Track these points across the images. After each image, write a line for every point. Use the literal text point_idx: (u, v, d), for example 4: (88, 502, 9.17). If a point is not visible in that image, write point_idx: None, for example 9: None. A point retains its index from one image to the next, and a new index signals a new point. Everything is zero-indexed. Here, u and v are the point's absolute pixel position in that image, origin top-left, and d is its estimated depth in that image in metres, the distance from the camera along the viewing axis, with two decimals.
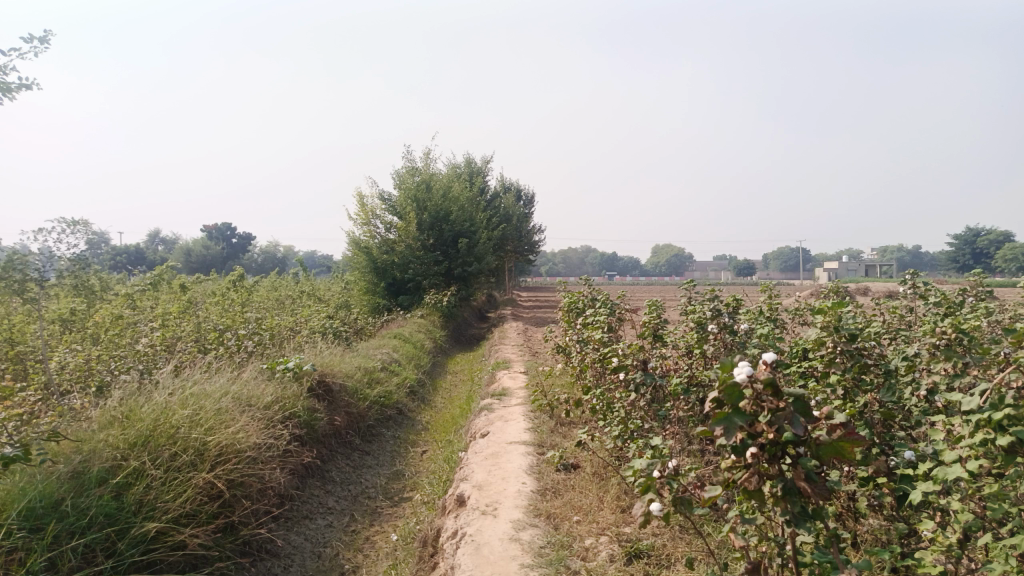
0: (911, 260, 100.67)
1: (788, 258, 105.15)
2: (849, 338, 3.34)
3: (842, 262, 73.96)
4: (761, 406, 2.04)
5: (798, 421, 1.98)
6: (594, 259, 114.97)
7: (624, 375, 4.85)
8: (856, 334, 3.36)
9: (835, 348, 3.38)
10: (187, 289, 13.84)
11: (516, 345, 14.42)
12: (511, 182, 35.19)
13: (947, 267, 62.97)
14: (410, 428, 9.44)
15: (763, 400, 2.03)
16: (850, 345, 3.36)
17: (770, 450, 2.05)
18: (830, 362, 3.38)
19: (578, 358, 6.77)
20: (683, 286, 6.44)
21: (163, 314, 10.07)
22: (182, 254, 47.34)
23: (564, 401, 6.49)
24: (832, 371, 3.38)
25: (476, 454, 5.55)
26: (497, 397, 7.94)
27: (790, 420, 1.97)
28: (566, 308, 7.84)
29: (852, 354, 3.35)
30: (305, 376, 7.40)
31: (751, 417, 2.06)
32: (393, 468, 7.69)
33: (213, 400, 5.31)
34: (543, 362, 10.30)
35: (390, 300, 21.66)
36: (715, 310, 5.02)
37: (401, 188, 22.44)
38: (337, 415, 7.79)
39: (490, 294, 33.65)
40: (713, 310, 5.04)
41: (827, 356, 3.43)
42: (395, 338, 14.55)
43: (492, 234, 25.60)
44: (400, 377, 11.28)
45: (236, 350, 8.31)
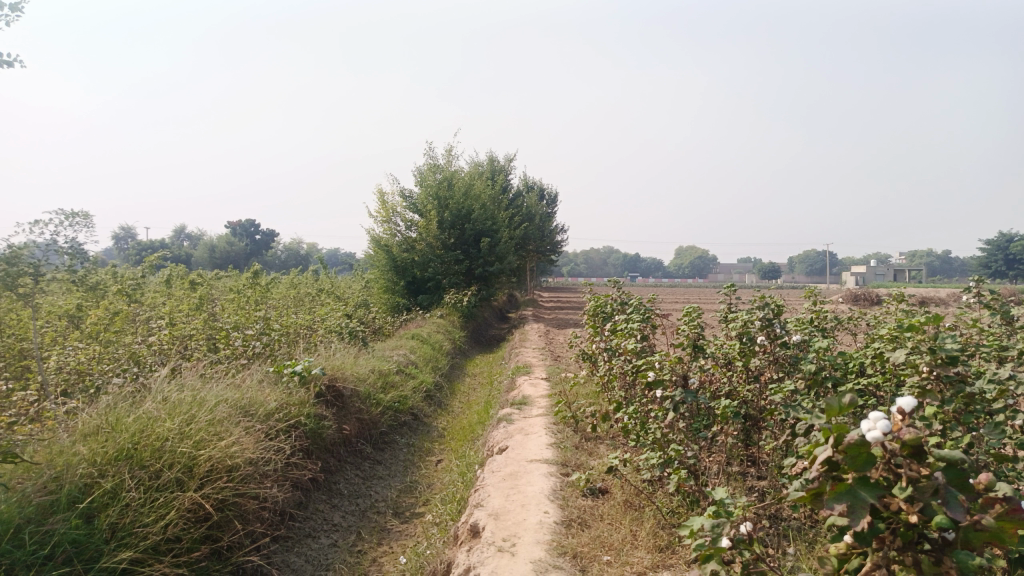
0: (942, 265, 98.47)
1: (815, 262, 103.42)
2: (947, 361, 2.89)
3: (870, 267, 72.37)
4: (893, 473, 2.02)
5: (951, 502, 1.92)
6: (617, 260, 113.97)
7: (661, 391, 4.33)
8: (955, 357, 2.90)
9: (933, 373, 2.91)
10: (201, 285, 13.47)
11: (537, 348, 13.88)
12: (534, 181, 34.65)
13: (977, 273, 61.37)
14: (425, 435, 8.97)
15: (897, 466, 2.01)
16: (949, 371, 2.90)
17: (905, 534, 2.04)
18: (923, 390, 2.93)
19: (606, 367, 6.26)
20: (722, 290, 5.89)
21: (170, 312, 9.67)
22: (205, 250, 47.46)
23: (590, 414, 5.97)
24: (925, 401, 2.92)
25: (493, 473, 5.04)
26: (517, 406, 7.43)
27: (943, 500, 1.93)
28: (592, 312, 7.31)
29: (951, 381, 2.88)
30: (313, 380, 6.95)
31: (883, 490, 2.02)
32: (406, 479, 7.21)
33: (208, 410, 4.87)
34: (566, 369, 9.75)
35: (409, 299, 21.25)
36: (766, 319, 4.48)
37: (422, 185, 22.00)
38: (347, 423, 7.33)
39: (511, 294, 33.10)
40: (764, 318, 4.49)
41: (921, 385, 2.98)
42: (412, 339, 14.09)
43: (514, 234, 25.10)
44: (417, 381, 10.81)
45: (244, 350, 7.90)
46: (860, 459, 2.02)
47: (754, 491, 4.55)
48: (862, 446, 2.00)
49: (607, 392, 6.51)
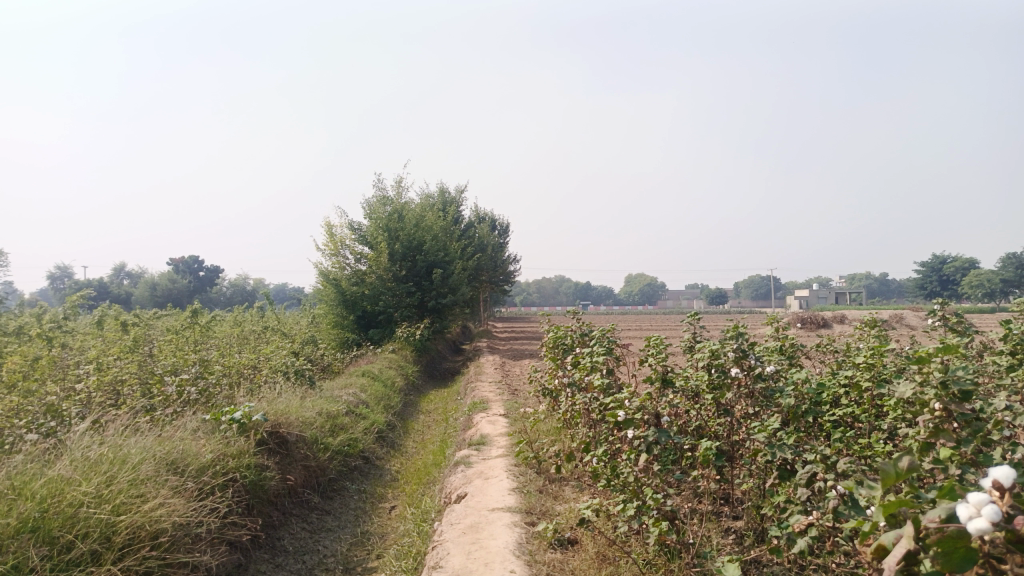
0: (880, 288, 101.83)
1: (761, 287, 105.85)
2: (961, 397, 2.63)
3: (814, 291, 74.29)
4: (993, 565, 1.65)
5: None
6: (568, 289, 114.61)
7: (633, 431, 4.00)
8: (967, 392, 2.66)
9: (943, 409, 2.66)
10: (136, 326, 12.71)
11: (493, 382, 13.49)
12: (486, 212, 34.49)
13: (915, 294, 63.53)
14: (378, 480, 8.47)
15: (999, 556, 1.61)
16: (963, 407, 2.65)
17: None
18: (937, 430, 2.66)
19: (568, 404, 5.94)
20: (686, 318, 5.64)
21: (99, 356, 8.99)
22: (146, 289, 45.76)
23: (553, 454, 5.63)
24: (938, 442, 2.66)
25: (451, 526, 4.64)
26: (475, 446, 7.02)
27: None
28: (550, 345, 7.01)
29: (967, 418, 2.63)
30: (254, 427, 6.45)
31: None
32: (357, 530, 6.72)
33: (132, 469, 4.36)
34: (524, 404, 9.40)
35: (359, 334, 20.66)
36: (740, 349, 4.21)
37: (371, 217, 21.57)
38: (292, 471, 6.82)
39: (464, 325, 32.68)
40: (738, 348, 4.22)
41: (931, 423, 2.72)
42: (363, 376, 13.56)
43: (467, 265, 24.78)
44: (368, 421, 10.31)
45: (179, 396, 7.35)
46: (957, 556, 1.62)
47: (732, 533, 4.27)
48: (962, 539, 1.60)
49: (570, 429, 6.18)
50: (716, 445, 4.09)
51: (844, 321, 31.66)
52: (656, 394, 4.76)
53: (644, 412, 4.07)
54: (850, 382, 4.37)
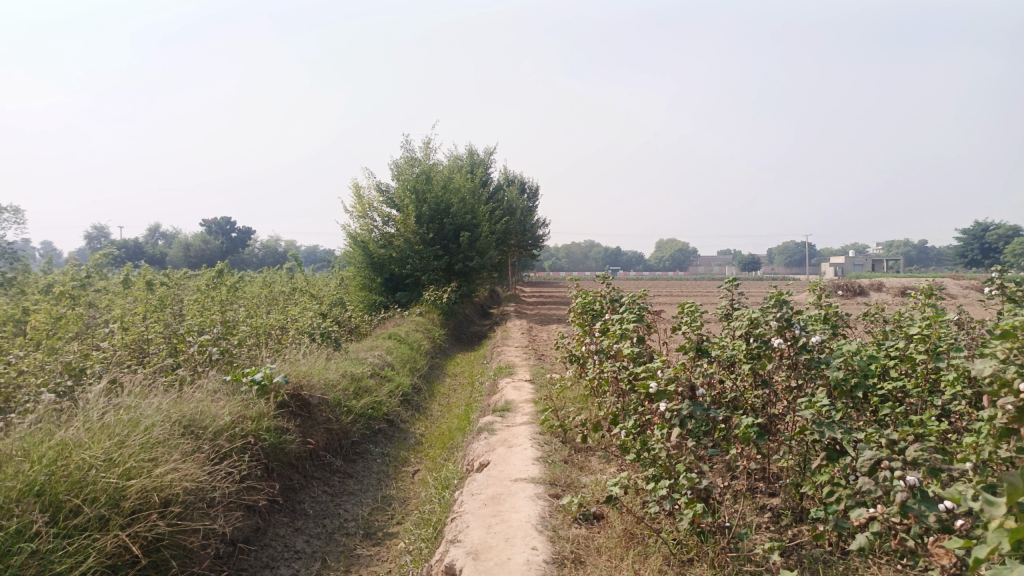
0: (918, 256, 99.32)
1: (794, 254, 103.91)
2: None
3: (849, 258, 72.63)
4: None
5: None
6: (598, 254, 113.79)
7: (666, 403, 3.73)
8: None
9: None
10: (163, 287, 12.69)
11: (520, 347, 13.29)
12: (515, 175, 33.99)
13: (954, 262, 61.77)
14: (401, 443, 8.35)
15: None
16: None
17: None
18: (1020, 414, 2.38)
19: (597, 372, 5.69)
20: (723, 284, 5.34)
21: (124, 316, 8.94)
22: (179, 249, 46.31)
23: (580, 424, 5.40)
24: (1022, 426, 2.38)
25: (472, 496, 4.46)
26: (499, 413, 6.83)
27: None
28: (579, 310, 6.74)
29: None
30: (275, 389, 6.33)
31: None
32: (379, 495, 6.61)
33: (145, 431, 4.23)
34: (551, 370, 9.18)
35: (387, 297, 20.59)
36: (785, 318, 3.92)
37: (399, 179, 21.32)
38: (313, 434, 6.72)
39: (492, 289, 32.50)
40: (781, 316, 3.93)
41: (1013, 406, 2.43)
42: (389, 339, 13.44)
43: (495, 229, 24.48)
44: (393, 384, 10.19)
45: (201, 357, 7.26)
46: None
47: (768, 511, 4.03)
48: None
49: (598, 398, 5.95)
50: (757, 423, 3.82)
51: (880, 289, 30.81)
52: (690, 364, 4.48)
53: (681, 383, 3.79)
54: (901, 355, 4.06)
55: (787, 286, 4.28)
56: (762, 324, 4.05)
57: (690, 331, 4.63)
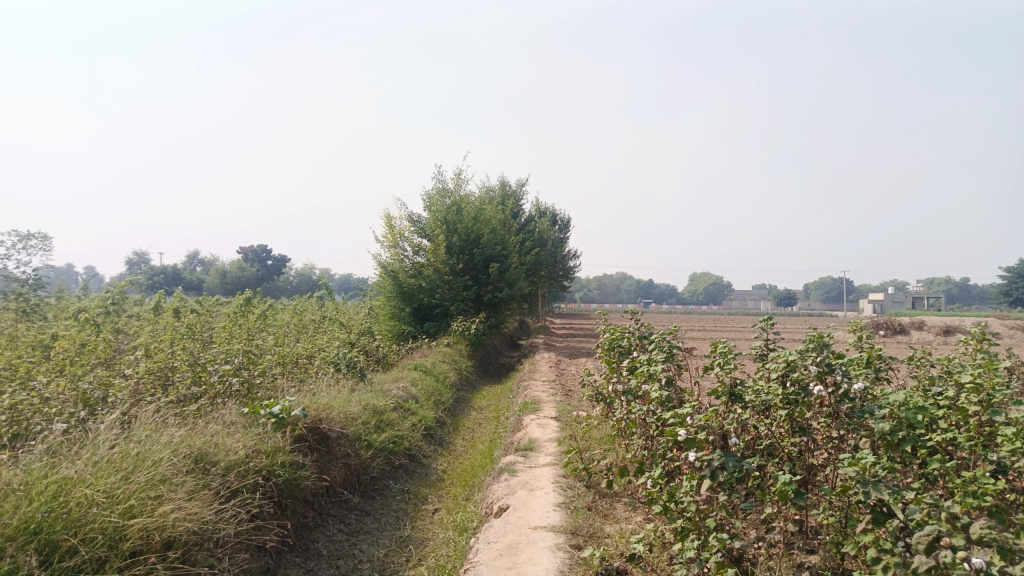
0: (960, 293, 96.68)
1: (831, 289, 102.03)
2: None
3: (888, 295, 70.97)
4: None
5: None
6: (630, 287, 113.05)
7: (696, 452, 3.48)
8: None
9: None
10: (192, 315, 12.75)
11: (547, 381, 13.02)
12: (546, 207, 33.95)
13: (998, 301, 59.95)
14: (422, 480, 8.14)
15: None
16: None
17: None
18: None
19: (623, 413, 5.45)
20: (758, 323, 5.08)
21: (149, 343, 8.94)
22: (215, 275, 47.05)
23: (605, 467, 5.16)
24: None
25: (487, 545, 4.24)
26: (522, 452, 6.59)
27: None
28: (606, 347, 6.51)
29: None
30: (293, 423, 6.20)
31: None
32: (396, 534, 6.39)
33: (153, 466, 4.12)
34: (578, 407, 8.92)
35: (415, 327, 20.51)
36: (825, 363, 3.67)
37: (430, 209, 21.37)
38: (331, 469, 6.56)
39: (522, 320, 32.28)
40: (821, 361, 3.68)
41: None
42: (415, 370, 13.29)
43: (525, 260, 24.36)
44: (416, 417, 10.00)
45: (221, 387, 7.18)
46: None
47: (806, 571, 3.73)
48: None
49: (625, 440, 5.69)
50: (794, 478, 3.54)
51: (921, 327, 29.88)
52: (722, 409, 4.22)
53: (712, 430, 3.54)
54: (954, 404, 3.76)
55: (827, 327, 4.03)
56: (801, 368, 3.80)
57: (722, 373, 4.37)
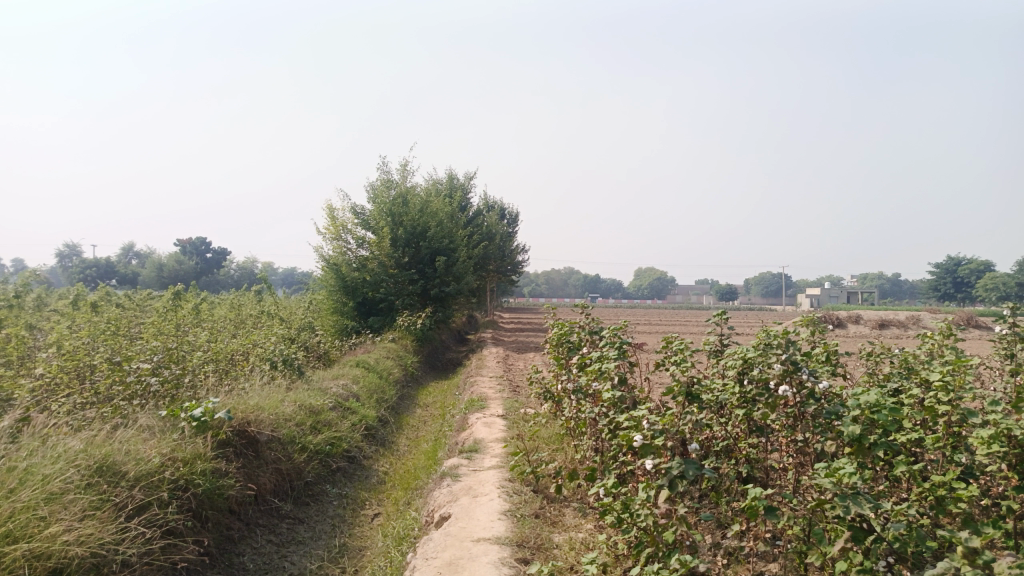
0: (892, 288, 100.34)
1: (772, 285, 104.70)
2: None
3: (826, 290, 73.05)
4: None
5: None
6: (578, 281, 113.70)
7: (653, 459, 3.17)
8: None
9: None
10: (115, 310, 11.98)
11: (495, 377, 12.67)
12: (495, 201, 33.60)
13: (928, 296, 62.36)
14: (362, 483, 7.70)
15: None
16: None
17: None
18: None
19: (574, 412, 5.15)
20: (712, 318, 4.85)
21: (62, 341, 8.24)
22: (152, 269, 45.21)
23: (553, 471, 4.84)
24: None
25: (425, 561, 3.88)
26: (466, 455, 6.23)
27: None
28: (554, 343, 6.20)
29: None
30: (217, 427, 5.72)
31: None
32: (332, 543, 5.95)
33: (44, 481, 3.66)
34: (526, 404, 8.61)
35: (359, 322, 19.92)
36: (791, 361, 3.42)
37: (375, 201, 20.77)
38: (259, 476, 6.08)
39: (469, 314, 31.84)
40: (787, 360, 3.43)
41: None
42: (357, 366, 12.78)
43: (473, 254, 23.96)
44: (356, 416, 9.52)
45: (138, 389, 6.63)
46: None
47: None
48: None
49: (575, 441, 5.40)
50: (763, 491, 3.23)
51: (858, 322, 30.60)
52: (679, 411, 3.94)
53: (672, 436, 3.24)
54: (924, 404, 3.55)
55: (790, 323, 3.79)
56: (764, 365, 3.54)
57: (678, 372, 4.10)
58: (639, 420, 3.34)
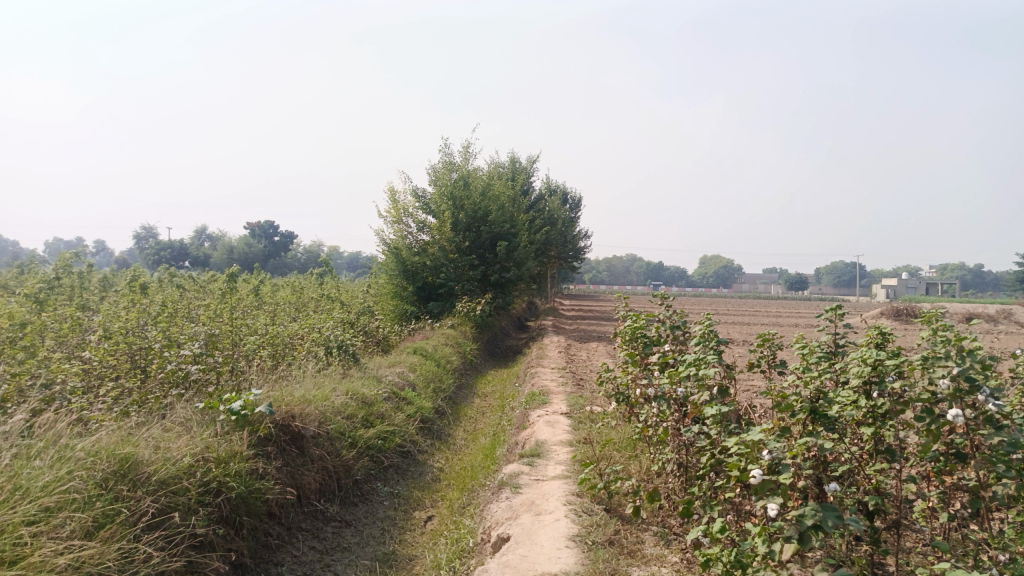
0: (974, 280, 94.99)
1: (844, 274, 100.59)
2: None
3: (902, 280, 69.53)
4: None
5: None
6: (641, 269, 111.70)
7: (778, 505, 2.42)
8: None
9: None
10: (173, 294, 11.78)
11: (557, 369, 12.01)
12: (558, 185, 32.80)
13: (1014, 289, 58.56)
14: (416, 481, 7.16)
15: None
16: None
17: None
18: None
19: (655, 419, 4.44)
20: (823, 314, 4.27)
21: (110, 324, 7.95)
22: (223, 251, 46.15)
23: (630, 490, 4.14)
24: None
25: None
26: (527, 460, 5.58)
27: None
28: (626, 338, 5.49)
29: None
30: (258, 421, 5.26)
31: None
32: (380, 550, 5.39)
33: (42, 492, 3.21)
34: (591, 402, 7.94)
35: (419, 307, 19.54)
36: (965, 378, 2.52)
37: (436, 184, 20.28)
38: (303, 475, 5.58)
39: (529, 300, 31.16)
40: (960, 376, 2.53)
41: None
42: (414, 353, 12.30)
43: (535, 239, 23.28)
44: (412, 407, 9.00)
45: (180, 377, 6.24)
46: None
47: None
48: None
49: (654, 452, 4.68)
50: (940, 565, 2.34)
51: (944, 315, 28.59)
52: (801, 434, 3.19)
53: (803, 475, 2.48)
54: None
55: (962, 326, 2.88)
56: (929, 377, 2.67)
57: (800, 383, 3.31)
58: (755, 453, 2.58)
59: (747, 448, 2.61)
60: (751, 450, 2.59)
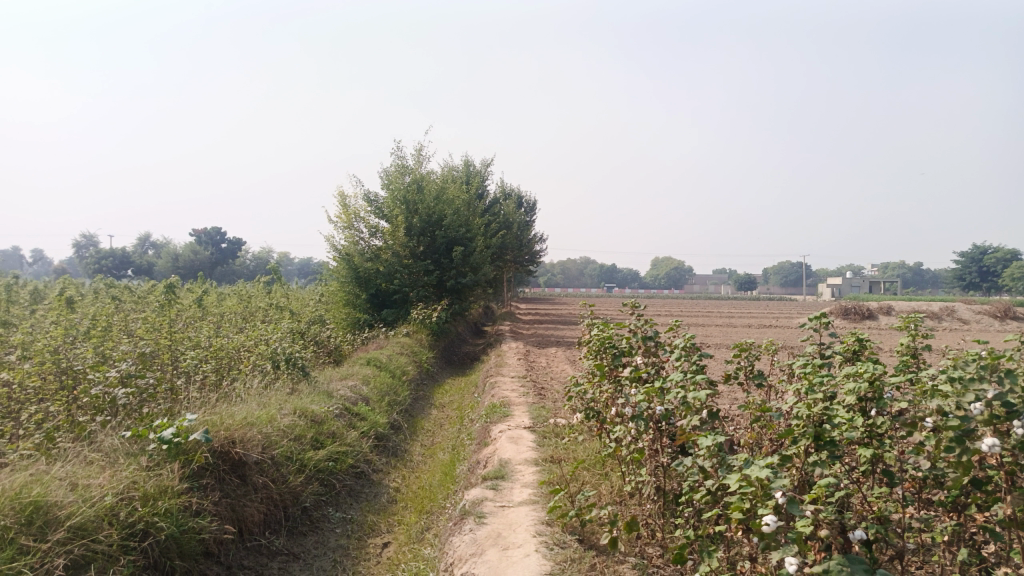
0: (914, 278, 98.28)
1: (792, 274, 102.93)
2: None
3: (847, 280, 71.37)
4: None
5: None
6: (595, 271, 112.37)
7: (795, 554, 2.19)
8: None
9: None
10: (76, 306, 10.73)
11: (517, 377, 11.67)
12: (512, 189, 32.52)
13: (952, 285, 60.60)
14: (371, 504, 6.70)
15: None
16: None
17: None
18: None
19: (630, 440, 4.12)
20: (808, 322, 4.09)
21: (29, 342, 7.26)
22: (168, 259, 44.54)
23: (605, 518, 3.82)
24: None
25: None
26: (490, 484, 5.19)
27: None
28: (592, 350, 5.15)
29: None
30: (192, 450, 4.75)
31: None
32: None
33: None
34: (555, 414, 7.62)
35: (373, 314, 18.96)
36: (1002, 403, 2.41)
37: (389, 188, 19.72)
38: (243, 507, 5.07)
39: (486, 305, 30.77)
40: (997, 401, 2.42)
41: None
42: (368, 365, 11.78)
43: (490, 243, 22.90)
44: (365, 423, 8.52)
45: (106, 401, 5.69)
46: None
47: None
48: None
49: (628, 474, 4.36)
50: None
51: (890, 314, 29.18)
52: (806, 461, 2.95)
53: (822, 521, 2.26)
54: None
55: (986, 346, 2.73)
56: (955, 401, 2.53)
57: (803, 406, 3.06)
58: (765, 494, 2.35)
59: (756, 490, 2.36)
60: (761, 492, 2.35)
